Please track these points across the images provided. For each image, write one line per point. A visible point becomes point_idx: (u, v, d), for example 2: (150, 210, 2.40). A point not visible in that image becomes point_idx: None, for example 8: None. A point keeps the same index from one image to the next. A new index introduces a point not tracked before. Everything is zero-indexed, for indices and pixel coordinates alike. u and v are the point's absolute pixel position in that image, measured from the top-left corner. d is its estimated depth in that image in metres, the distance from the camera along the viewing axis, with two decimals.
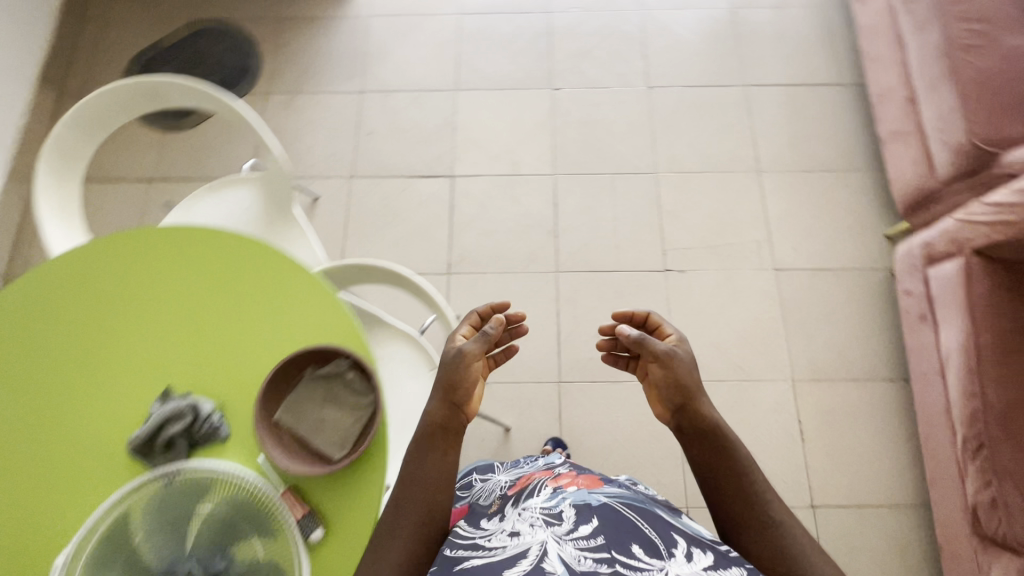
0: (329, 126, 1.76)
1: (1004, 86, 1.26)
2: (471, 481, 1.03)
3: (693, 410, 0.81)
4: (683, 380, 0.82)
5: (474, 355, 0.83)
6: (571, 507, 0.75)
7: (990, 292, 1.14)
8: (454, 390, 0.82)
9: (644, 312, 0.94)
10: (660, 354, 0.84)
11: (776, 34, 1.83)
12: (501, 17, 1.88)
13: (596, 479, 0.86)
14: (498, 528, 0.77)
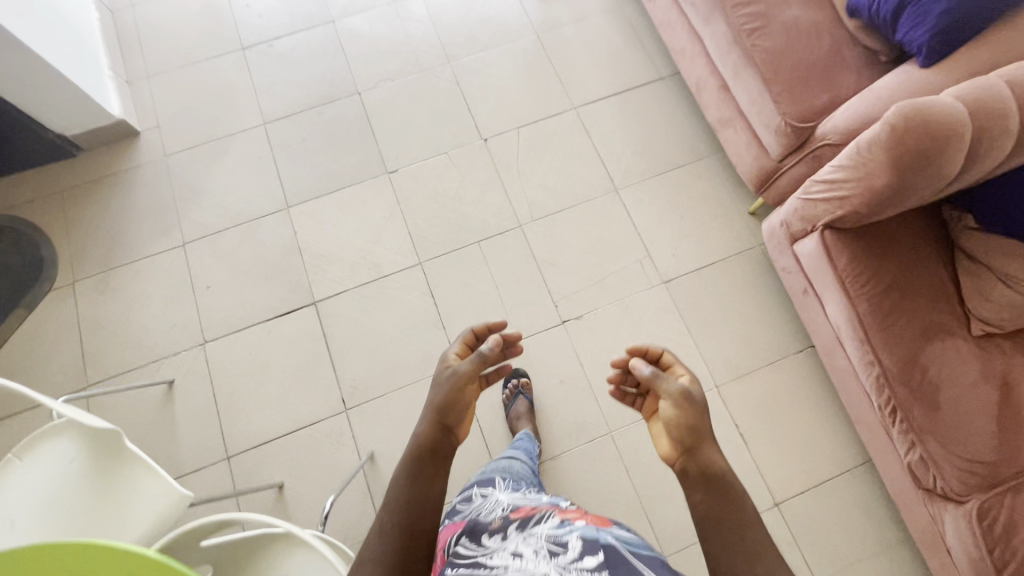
0: (159, 293, 1.55)
1: (795, 59, 1.29)
2: (470, 495, 0.96)
3: (709, 453, 0.69)
4: (699, 425, 0.70)
5: (467, 377, 0.76)
6: (580, 540, 0.74)
7: (852, 263, 1.17)
8: (448, 416, 0.74)
9: (660, 343, 0.82)
10: (677, 392, 0.72)
11: (586, 49, 1.82)
12: (310, 115, 1.74)
13: (604, 517, 0.82)
14: (501, 551, 0.75)
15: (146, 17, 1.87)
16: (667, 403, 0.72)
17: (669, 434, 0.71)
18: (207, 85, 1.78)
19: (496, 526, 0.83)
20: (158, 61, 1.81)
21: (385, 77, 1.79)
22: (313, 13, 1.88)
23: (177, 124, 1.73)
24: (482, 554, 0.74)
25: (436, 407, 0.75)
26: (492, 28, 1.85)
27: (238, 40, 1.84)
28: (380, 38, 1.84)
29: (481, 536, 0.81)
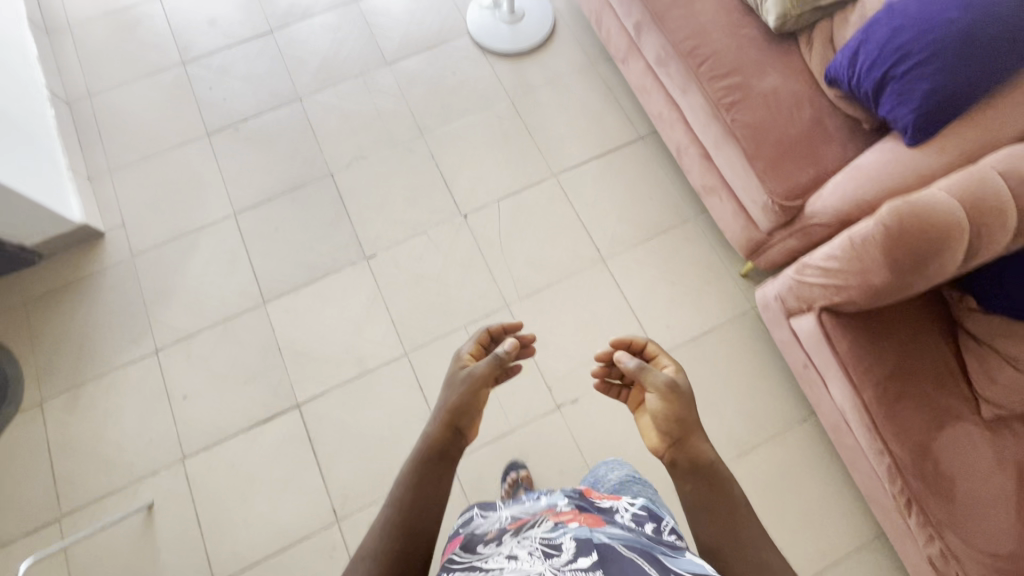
0: (133, 407, 1.48)
1: (777, 133, 1.26)
2: (472, 516, 0.92)
3: (692, 440, 0.79)
4: (684, 415, 0.80)
5: (483, 380, 0.86)
6: (573, 540, 0.71)
7: (854, 347, 1.13)
8: (460, 416, 0.83)
9: (644, 339, 0.90)
10: (662, 386, 0.81)
11: (562, 111, 1.78)
12: (282, 201, 1.69)
13: (597, 517, 0.80)
14: (496, 555, 0.73)
15: (105, 107, 1.80)
16: (653, 396, 0.81)
17: (658, 425, 0.81)
18: (173, 176, 1.72)
19: (491, 537, 0.82)
20: (121, 154, 1.75)
21: (358, 154, 1.74)
22: (279, 92, 1.83)
23: (143, 220, 1.67)
24: (478, 561, 0.74)
25: (451, 407, 0.84)
26: (465, 96, 1.81)
27: (204, 125, 1.78)
28: (350, 114, 1.79)
29: (477, 546, 0.80)
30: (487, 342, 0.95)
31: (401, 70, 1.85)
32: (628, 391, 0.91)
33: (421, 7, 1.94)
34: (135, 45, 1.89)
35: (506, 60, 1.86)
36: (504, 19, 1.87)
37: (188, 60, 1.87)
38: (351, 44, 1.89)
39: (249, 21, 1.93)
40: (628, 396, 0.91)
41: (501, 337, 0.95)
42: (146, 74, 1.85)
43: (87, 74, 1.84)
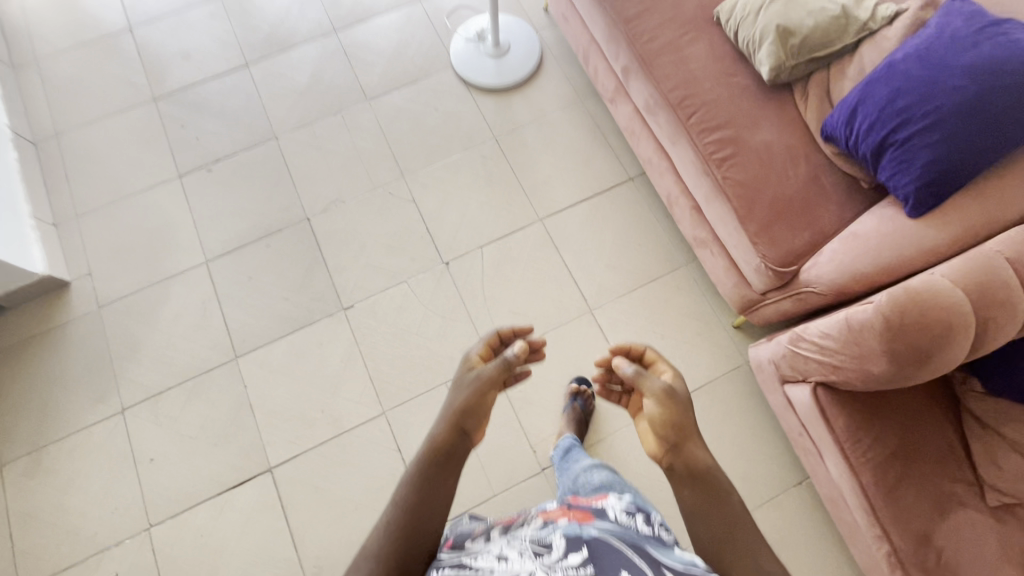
0: (98, 472, 1.41)
1: (771, 191, 1.19)
2: (460, 520, 0.94)
3: (686, 442, 0.77)
4: (680, 420, 0.78)
5: (491, 382, 0.82)
6: (563, 537, 0.70)
7: (851, 425, 1.06)
8: (467, 417, 0.80)
9: (643, 346, 0.89)
10: (659, 392, 0.80)
11: (548, 151, 1.71)
12: (256, 247, 1.62)
13: (585, 510, 0.78)
14: (486, 553, 0.72)
15: (73, 147, 1.74)
16: (650, 402, 0.80)
17: (655, 430, 0.79)
18: (143, 220, 1.65)
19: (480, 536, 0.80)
20: (89, 197, 1.68)
21: (336, 196, 1.67)
22: (254, 130, 1.76)
23: (111, 267, 1.60)
24: (467, 557, 0.72)
25: (459, 407, 0.80)
26: (447, 133, 1.74)
27: (176, 166, 1.71)
28: (328, 153, 1.72)
29: (466, 544, 0.78)
30: (496, 344, 0.92)
31: (382, 106, 1.77)
32: (628, 397, 0.90)
33: (403, 39, 1.86)
34: (105, 80, 1.82)
35: (490, 95, 1.79)
36: (489, 52, 1.80)
37: (161, 95, 1.80)
38: (330, 78, 1.82)
39: (224, 54, 1.85)
40: (628, 402, 0.90)
41: (508, 339, 0.93)
42: (117, 112, 1.78)
43: (55, 112, 1.77)
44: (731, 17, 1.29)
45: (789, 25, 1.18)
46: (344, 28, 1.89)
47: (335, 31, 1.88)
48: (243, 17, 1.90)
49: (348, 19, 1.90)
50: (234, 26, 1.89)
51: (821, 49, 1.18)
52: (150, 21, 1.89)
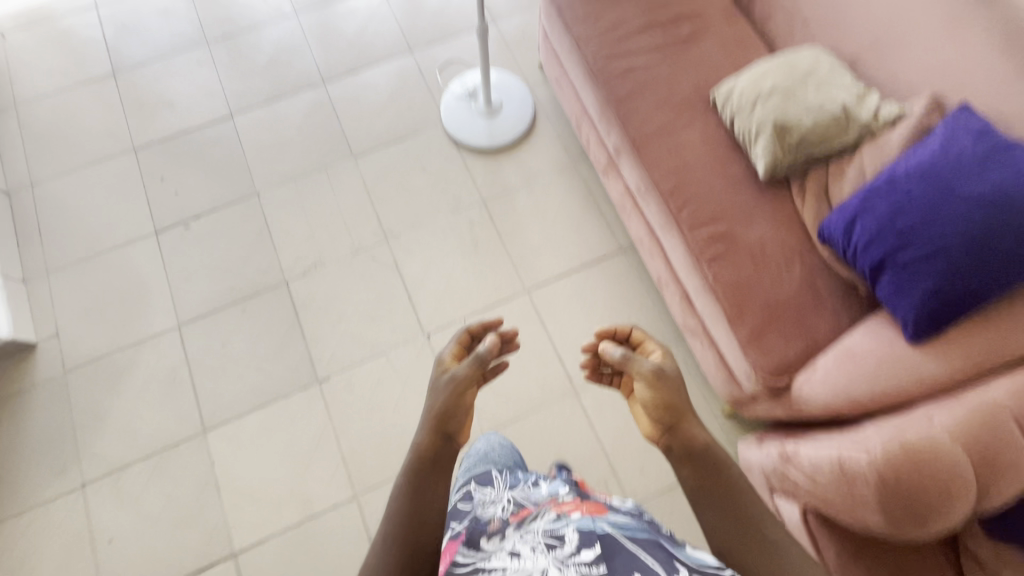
0: (54, 552, 1.35)
1: (764, 295, 1.13)
2: (469, 493, 0.95)
3: (682, 423, 0.80)
4: (674, 399, 0.81)
5: (466, 381, 0.85)
6: (575, 532, 0.72)
7: (844, 557, 0.96)
8: (448, 420, 0.82)
9: (629, 327, 0.92)
10: (648, 372, 0.83)
11: (537, 217, 1.66)
12: (232, 311, 1.56)
13: (598, 505, 0.79)
14: (498, 554, 0.73)
15: (48, 197, 1.68)
16: (641, 384, 0.83)
17: (649, 411, 0.83)
18: (116, 278, 1.59)
19: (494, 529, 0.81)
20: (62, 253, 1.63)
21: (317, 259, 1.62)
22: (236, 185, 1.70)
23: (80, 329, 1.54)
24: (480, 558, 0.74)
25: (436, 410, 0.82)
26: (435, 194, 1.69)
27: (152, 221, 1.66)
28: (311, 212, 1.67)
29: (480, 540, 0.79)
30: (467, 342, 0.96)
31: (369, 163, 1.72)
32: (621, 380, 0.94)
33: (393, 93, 1.81)
34: (85, 127, 1.76)
35: (480, 156, 1.74)
36: (480, 111, 1.75)
37: (141, 145, 1.75)
38: (317, 131, 1.77)
39: (209, 103, 1.80)
40: (622, 384, 0.94)
41: (478, 335, 0.97)
42: (95, 161, 1.73)
43: (33, 161, 1.72)
44: (727, 103, 1.24)
45: (786, 120, 1.13)
46: (333, 79, 1.84)
47: (324, 82, 1.83)
48: (230, 64, 1.85)
49: (338, 71, 1.85)
50: (221, 74, 1.84)
51: (818, 146, 1.13)
52: (135, 67, 1.84)
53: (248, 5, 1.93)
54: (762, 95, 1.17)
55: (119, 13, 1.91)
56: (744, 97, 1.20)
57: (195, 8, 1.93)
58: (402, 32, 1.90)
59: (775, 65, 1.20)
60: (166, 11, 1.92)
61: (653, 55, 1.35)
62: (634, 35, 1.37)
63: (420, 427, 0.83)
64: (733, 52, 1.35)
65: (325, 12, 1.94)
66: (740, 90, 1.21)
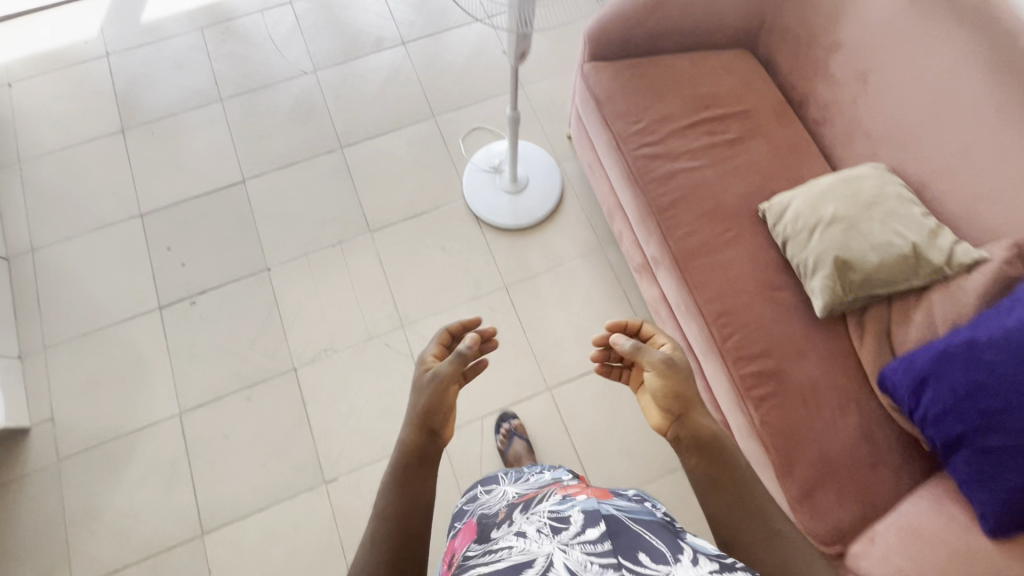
0: None
1: (816, 446, 1.03)
2: (475, 494, 0.91)
3: (692, 412, 0.74)
4: (684, 390, 0.75)
5: (450, 377, 0.75)
6: (580, 512, 0.67)
7: None
8: (431, 416, 0.73)
9: (640, 320, 0.85)
10: (659, 363, 0.76)
11: (562, 304, 1.57)
12: (237, 398, 1.48)
13: (606, 488, 0.74)
14: (502, 535, 0.69)
15: (47, 266, 1.60)
16: (651, 373, 0.77)
17: (658, 402, 0.76)
18: (116, 358, 1.51)
19: (502, 517, 0.76)
20: (59, 327, 1.54)
21: (328, 343, 1.53)
22: (245, 258, 1.61)
23: (77, 413, 1.46)
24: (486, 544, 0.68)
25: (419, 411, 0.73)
26: (454, 276, 1.60)
27: (156, 295, 1.57)
28: (323, 291, 1.58)
29: (488, 530, 0.74)
30: (448, 343, 0.84)
31: (386, 239, 1.63)
32: (628, 373, 0.86)
33: (414, 161, 1.72)
34: (89, 189, 1.67)
35: (503, 235, 1.64)
36: (505, 187, 1.65)
37: (147, 210, 1.66)
38: (332, 201, 1.68)
39: (220, 165, 1.71)
40: (629, 378, 0.86)
41: (461, 333, 0.85)
42: (98, 226, 1.64)
43: (33, 224, 1.63)
44: (779, 224, 1.14)
45: (848, 258, 1.03)
46: (351, 144, 1.74)
47: (341, 146, 1.74)
48: (243, 123, 1.76)
49: (356, 134, 1.76)
50: (233, 134, 1.75)
51: (883, 286, 1.03)
52: (144, 123, 1.75)
53: (264, 60, 1.84)
54: (822, 223, 1.07)
55: (129, 65, 1.82)
56: (800, 223, 1.10)
57: (210, 60, 1.83)
58: (425, 95, 1.81)
59: (835, 187, 1.10)
60: (178, 64, 1.83)
61: (698, 159, 1.25)
62: (677, 134, 1.27)
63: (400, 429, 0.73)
64: (785, 159, 1.25)
65: (345, 69, 1.84)
66: (796, 212, 1.11)
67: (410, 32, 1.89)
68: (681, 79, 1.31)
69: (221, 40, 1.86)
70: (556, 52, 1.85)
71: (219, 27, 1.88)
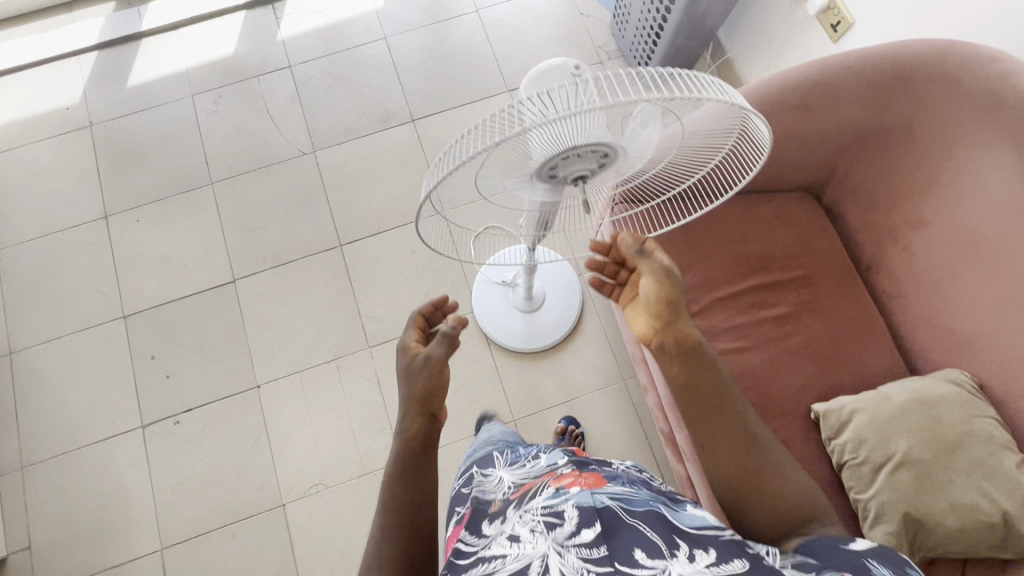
0: None
1: None
2: (471, 478, 0.89)
3: (680, 318, 0.69)
4: (677, 299, 0.69)
5: (443, 361, 0.70)
6: (576, 508, 0.61)
7: None
8: (429, 402, 0.68)
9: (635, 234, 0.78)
10: (660, 269, 0.69)
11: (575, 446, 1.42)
12: (221, 535, 1.38)
13: (600, 478, 0.70)
14: (498, 538, 0.63)
15: (26, 373, 1.49)
16: (649, 278, 0.69)
17: (650, 308, 0.69)
18: (96, 483, 1.41)
19: (495, 509, 0.73)
20: (39, 445, 1.44)
21: (318, 478, 1.41)
22: (233, 374, 1.48)
23: (55, 543, 1.38)
24: (479, 546, 0.63)
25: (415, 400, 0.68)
26: (458, 405, 1.45)
27: (139, 412, 1.46)
28: (316, 417, 1.45)
29: (480, 524, 0.70)
30: (422, 328, 0.77)
31: (385, 358, 1.48)
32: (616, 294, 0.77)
33: (419, 265, 1.55)
34: (69, 285, 1.55)
35: (514, 359, 1.48)
36: (519, 305, 1.47)
37: (130, 311, 1.53)
38: (329, 310, 1.52)
39: (209, 262, 1.56)
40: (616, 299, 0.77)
41: (433, 316, 0.79)
42: (79, 329, 1.52)
43: (12, 326, 1.52)
44: (836, 441, 0.97)
45: (921, 517, 0.86)
46: (351, 241, 1.57)
47: (340, 244, 1.57)
48: (234, 212, 1.60)
49: (358, 230, 1.58)
50: (223, 224, 1.59)
51: (960, 552, 0.86)
52: (127, 209, 1.60)
53: (259, 136, 1.65)
54: (891, 464, 0.90)
55: (115, 138, 1.66)
56: (862, 452, 0.93)
57: (201, 136, 1.66)
58: None
59: (911, 414, 0.91)
60: (166, 139, 1.66)
61: (741, 338, 1.07)
62: (720, 305, 1.08)
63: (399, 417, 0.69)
64: (846, 347, 1.05)
65: (347, 149, 1.64)
66: (858, 435, 0.94)
67: (422, 107, 1.68)
68: (728, 235, 1.11)
69: (214, 110, 1.68)
70: None
71: (210, 94, 1.69)
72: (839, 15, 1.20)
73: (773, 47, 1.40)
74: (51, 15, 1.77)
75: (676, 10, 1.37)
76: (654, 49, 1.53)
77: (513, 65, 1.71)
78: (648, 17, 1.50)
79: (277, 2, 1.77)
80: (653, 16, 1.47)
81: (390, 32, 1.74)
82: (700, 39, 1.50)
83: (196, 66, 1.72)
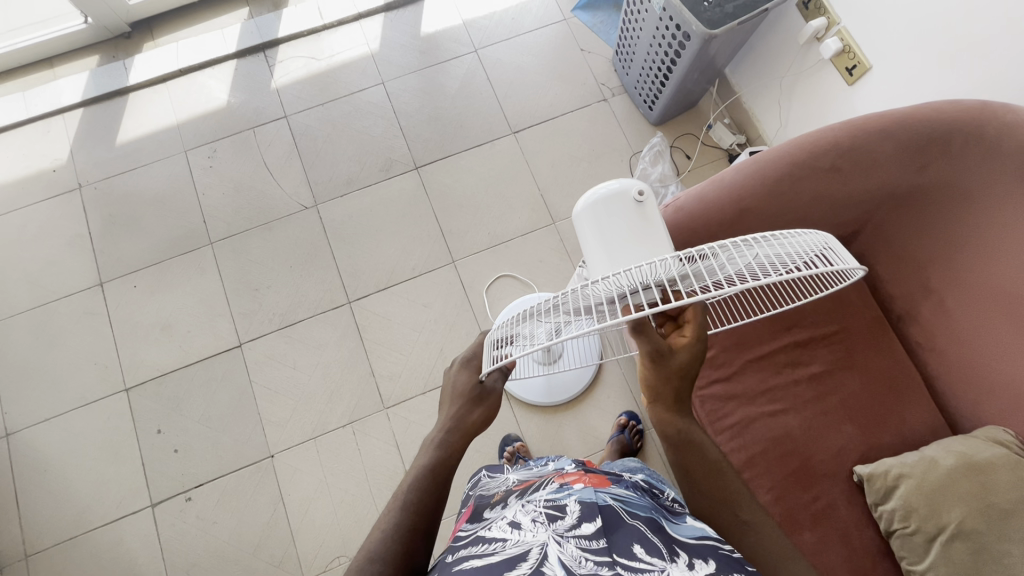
0: None
1: None
2: (480, 480, 0.89)
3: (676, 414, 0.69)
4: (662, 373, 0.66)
5: (484, 394, 0.72)
6: (578, 504, 0.62)
7: None
8: (459, 433, 0.70)
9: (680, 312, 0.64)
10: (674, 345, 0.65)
11: None
12: None
13: (603, 479, 0.72)
14: (499, 522, 0.63)
15: (26, 456, 1.42)
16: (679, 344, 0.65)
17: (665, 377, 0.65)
18: (100, 571, 1.34)
19: (497, 500, 0.74)
20: (41, 530, 1.37)
21: (340, 549, 1.34)
22: (245, 445, 1.42)
23: None
24: (479, 529, 0.63)
25: (446, 443, 0.70)
26: (481, 464, 1.41)
27: (147, 490, 1.40)
28: (333, 483, 1.39)
29: (483, 511, 0.71)
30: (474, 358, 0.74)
31: (403, 420, 1.42)
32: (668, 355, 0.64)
33: (432, 319, 1.50)
34: (66, 358, 1.48)
35: (533, 412, 1.45)
36: None
37: (132, 384, 1.47)
38: (342, 371, 1.47)
39: (214, 327, 1.50)
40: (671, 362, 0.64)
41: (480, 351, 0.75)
42: (79, 405, 1.45)
43: (9, 405, 1.45)
44: (881, 502, 0.95)
45: None
46: (360, 297, 1.52)
47: (349, 301, 1.52)
48: (236, 272, 1.54)
49: (367, 284, 1.53)
50: (227, 285, 1.53)
51: None
52: (124, 274, 1.54)
53: (259, 191, 1.60)
54: (943, 536, 0.87)
55: (108, 198, 1.60)
56: (912, 522, 0.91)
57: (198, 193, 1.60)
58: (444, 233, 1.57)
59: (961, 477, 0.88)
60: (161, 198, 1.60)
61: (777, 400, 1.05)
62: (752, 367, 1.07)
63: (434, 432, 0.71)
64: (884, 402, 1.03)
65: (350, 200, 1.59)
66: (906, 504, 0.91)
67: (425, 153, 1.63)
68: None
69: (209, 165, 1.62)
70: (593, 177, 1.60)
71: (204, 148, 1.64)
72: (854, 59, 1.19)
73: (783, 87, 1.40)
74: (35, 73, 1.71)
75: (687, 53, 1.30)
76: (663, 89, 1.48)
77: (516, 105, 1.67)
78: (653, 58, 1.43)
79: (268, 49, 1.72)
80: (659, 58, 1.41)
81: (387, 76, 1.70)
82: (706, 77, 1.48)
83: (188, 119, 1.66)
